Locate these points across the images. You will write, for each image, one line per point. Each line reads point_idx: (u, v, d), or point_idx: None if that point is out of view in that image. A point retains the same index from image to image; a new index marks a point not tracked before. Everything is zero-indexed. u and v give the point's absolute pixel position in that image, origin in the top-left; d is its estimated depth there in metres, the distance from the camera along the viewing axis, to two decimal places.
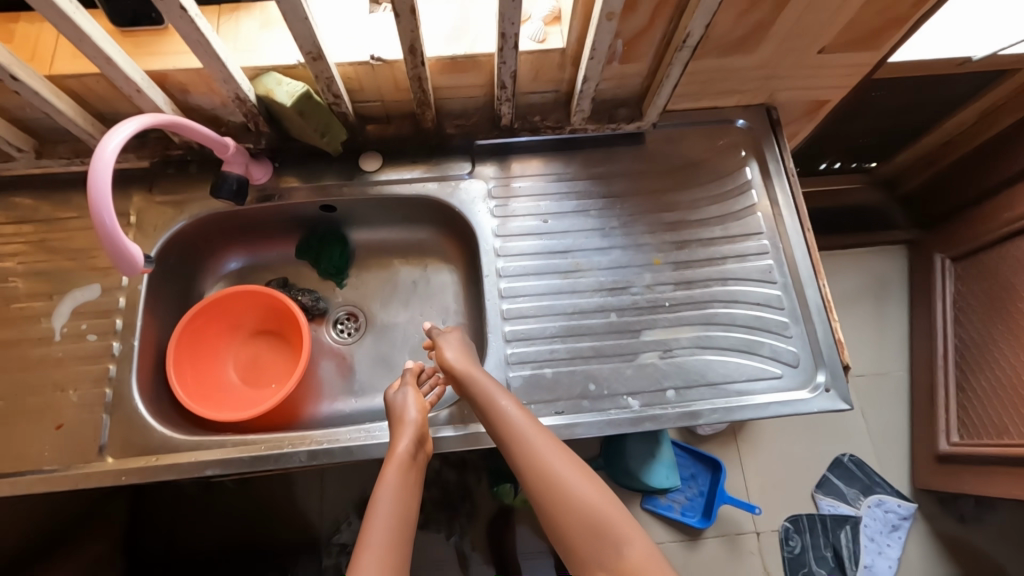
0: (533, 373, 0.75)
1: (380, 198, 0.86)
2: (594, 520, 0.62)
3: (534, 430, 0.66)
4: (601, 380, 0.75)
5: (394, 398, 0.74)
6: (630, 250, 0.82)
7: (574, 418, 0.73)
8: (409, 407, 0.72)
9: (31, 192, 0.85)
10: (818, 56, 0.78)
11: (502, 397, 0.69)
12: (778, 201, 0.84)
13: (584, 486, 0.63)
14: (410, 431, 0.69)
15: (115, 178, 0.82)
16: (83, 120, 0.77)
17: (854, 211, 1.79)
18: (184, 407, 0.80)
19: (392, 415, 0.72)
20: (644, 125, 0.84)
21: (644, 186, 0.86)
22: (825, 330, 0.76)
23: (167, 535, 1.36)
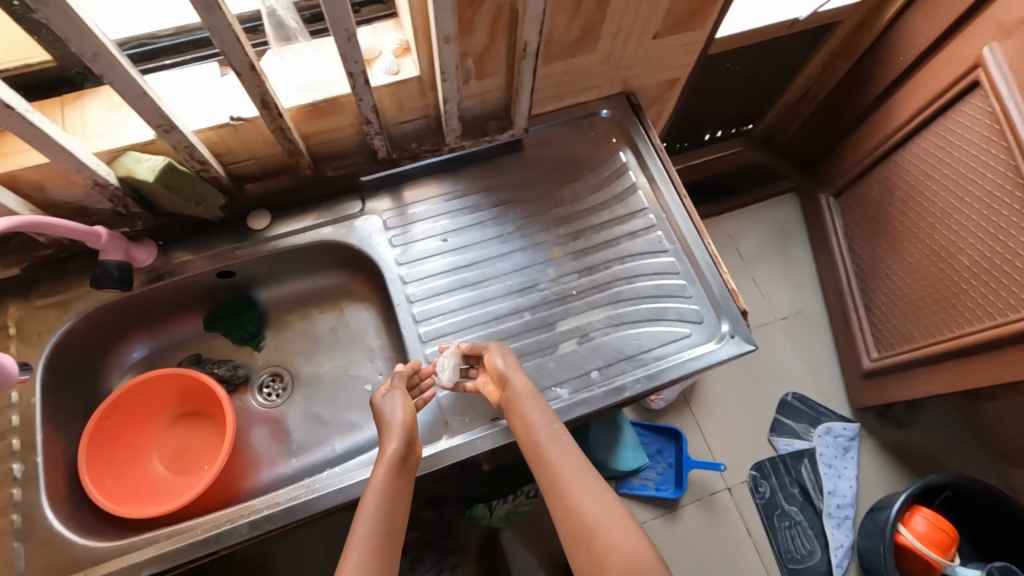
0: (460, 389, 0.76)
1: (277, 253, 0.85)
2: (605, 539, 0.63)
3: (549, 439, 0.70)
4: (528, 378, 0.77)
5: (384, 403, 0.73)
6: (530, 250, 0.86)
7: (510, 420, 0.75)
8: (395, 409, 0.72)
9: None
10: (654, 42, 0.85)
11: (528, 407, 0.71)
12: (653, 176, 0.90)
13: (586, 498, 0.66)
14: (400, 434, 0.69)
15: None
16: None
17: (745, 171, 1.93)
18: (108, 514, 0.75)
19: (381, 421, 0.72)
20: (517, 132, 0.89)
21: (531, 189, 0.91)
22: (720, 283, 0.82)
23: None
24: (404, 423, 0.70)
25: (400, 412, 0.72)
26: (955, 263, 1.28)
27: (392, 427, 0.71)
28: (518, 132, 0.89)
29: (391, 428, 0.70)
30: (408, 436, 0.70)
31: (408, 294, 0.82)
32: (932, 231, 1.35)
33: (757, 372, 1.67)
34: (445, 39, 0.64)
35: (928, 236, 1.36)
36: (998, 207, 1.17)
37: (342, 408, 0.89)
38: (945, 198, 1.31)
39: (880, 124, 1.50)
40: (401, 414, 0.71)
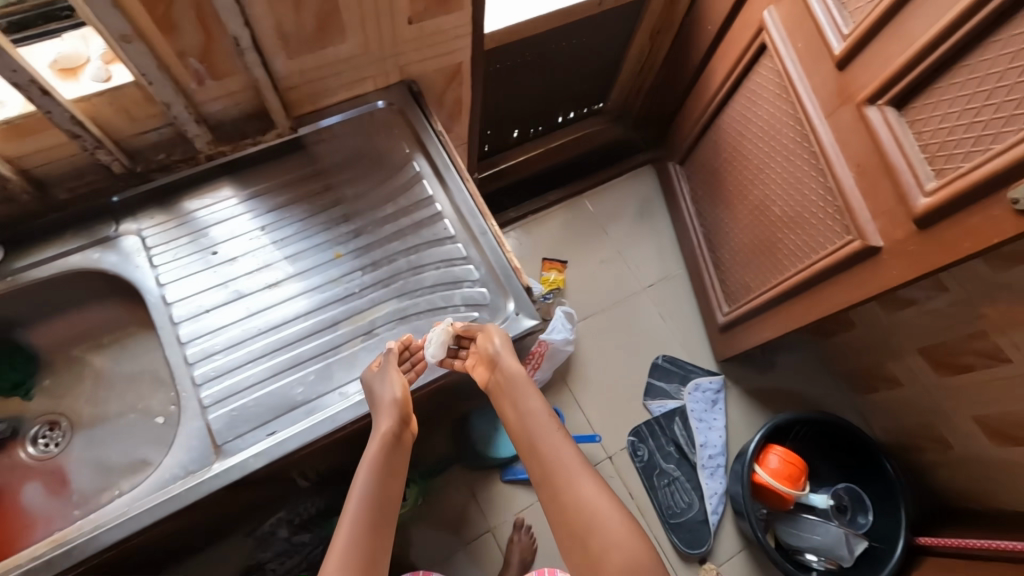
0: (233, 408, 0.72)
1: (21, 290, 0.77)
2: (598, 516, 0.81)
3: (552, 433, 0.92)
4: (309, 384, 0.74)
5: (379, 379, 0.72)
6: (311, 253, 0.83)
7: (285, 433, 0.70)
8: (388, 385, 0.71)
9: None
10: (412, 27, 0.83)
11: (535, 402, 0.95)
12: (434, 162, 0.89)
13: (587, 488, 0.84)
14: (394, 414, 0.70)
15: None
16: None
17: (604, 148, 1.98)
18: None
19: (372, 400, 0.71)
20: (283, 130, 0.87)
21: (307, 191, 0.88)
22: (504, 263, 0.83)
23: None
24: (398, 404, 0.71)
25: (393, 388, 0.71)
26: (773, 215, 1.36)
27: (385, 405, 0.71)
28: (286, 130, 0.87)
29: (383, 405, 0.70)
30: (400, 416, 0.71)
31: (173, 314, 0.77)
32: (754, 186, 1.43)
33: (629, 342, 1.73)
34: (122, 38, 0.61)
35: (751, 192, 1.44)
36: (793, 158, 1.25)
37: (129, 449, 0.82)
38: (757, 155, 1.39)
39: (704, 90, 1.58)
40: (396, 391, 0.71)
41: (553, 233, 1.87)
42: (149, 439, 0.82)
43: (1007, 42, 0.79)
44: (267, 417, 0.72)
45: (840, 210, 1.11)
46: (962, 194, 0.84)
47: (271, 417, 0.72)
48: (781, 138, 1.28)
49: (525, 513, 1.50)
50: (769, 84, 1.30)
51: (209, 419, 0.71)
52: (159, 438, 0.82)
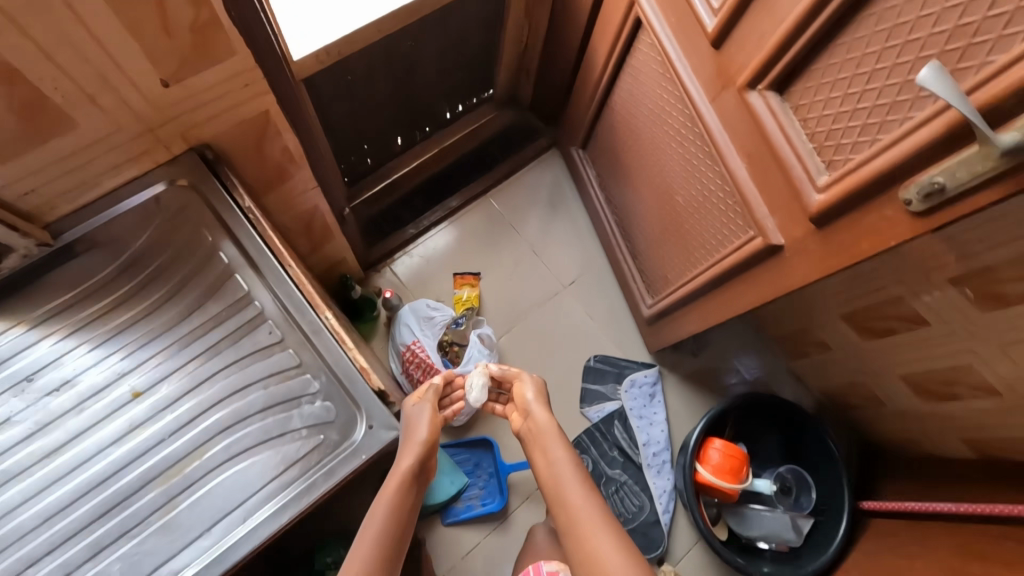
0: None
1: None
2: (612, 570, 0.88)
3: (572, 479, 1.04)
4: (135, 555, 0.70)
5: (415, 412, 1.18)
6: (111, 390, 0.76)
7: None
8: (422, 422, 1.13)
9: None
10: (167, 90, 0.66)
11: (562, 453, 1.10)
12: (249, 251, 0.81)
13: (605, 543, 0.91)
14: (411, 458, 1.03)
15: None
16: None
17: (502, 138, 1.82)
18: None
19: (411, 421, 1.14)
20: (37, 240, 0.74)
21: (89, 312, 0.78)
22: (346, 367, 0.79)
23: None
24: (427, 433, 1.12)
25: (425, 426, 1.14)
26: (676, 205, 1.27)
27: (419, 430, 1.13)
28: (33, 249, 0.75)
29: (406, 455, 1.04)
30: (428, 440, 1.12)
31: None
32: (653, 175, 1.32)
33: (558, 348, 1.63)
34: None
35: (651, 180, 1.34)
36: (684, 146, 1.14)
37: None
38: (652, 139, 1.27)
39: (590, 68, 1.43)
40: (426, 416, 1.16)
41: (461, 242, 1.71)
42: None
43: (882, 16, 0.67)
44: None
45: (739, 204, 1.01)
46: (854, 191, 0.74)
47: None
48: (670, 124, 1.17)
49: (472, 553, 1.42)
50: (649, 63, 1.17)
51: None
52: None
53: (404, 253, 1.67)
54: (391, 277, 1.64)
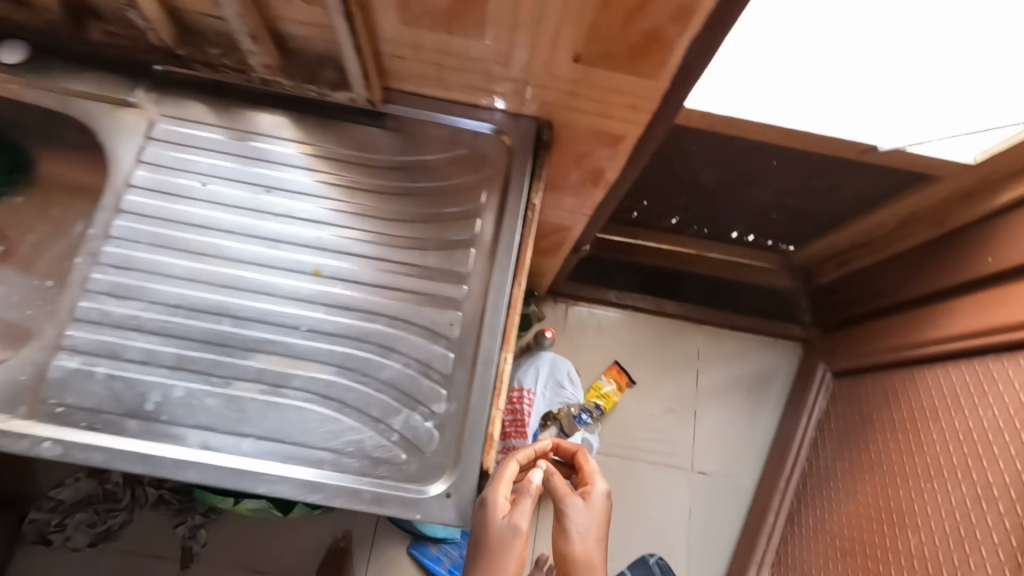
0: (27, 418, 0.55)
1: (28, 105, 0.67)
2: None
3: None
4: (96, 425, 0.55)
5: (502, 535, 0.52)
6: (293, 248, 0.64)
7: (55, 434, 0.54)
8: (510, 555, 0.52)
9: None
10: (574, 67, 0.58)
11: None
12: (500, 241, 0.64)
13: None
14: None
15: None
16: None
17: (759, 294, 1.59)
18: None
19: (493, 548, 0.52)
20: (356, 96, 0.65)
21: (321, 169, 0.68)
22: (477, 426, 0.57)
23: None
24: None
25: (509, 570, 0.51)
26: (896, 542, 0.95)
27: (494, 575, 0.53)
28: (359, 100, 0.66)
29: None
30: None
31: (104, 252, 0.61)
32: (895, 485, 1.02)
33: (633, 515, 1.39)
34: None
35: (885, 487, 1.04)
36: (987, 509, 0.83)
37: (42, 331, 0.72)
38: (922, 451, 1.00)
39: (919, 324, 1.14)
40: (524, 536, 0.52)
41: (641, 344, 1.54)
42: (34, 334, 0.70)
43: None
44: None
45: None
46: None
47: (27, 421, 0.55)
48: (1013, 524, 0.79)
49: None
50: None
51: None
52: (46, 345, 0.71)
53: (588, 307, 1.56)
54: (560, 318, 1.54)
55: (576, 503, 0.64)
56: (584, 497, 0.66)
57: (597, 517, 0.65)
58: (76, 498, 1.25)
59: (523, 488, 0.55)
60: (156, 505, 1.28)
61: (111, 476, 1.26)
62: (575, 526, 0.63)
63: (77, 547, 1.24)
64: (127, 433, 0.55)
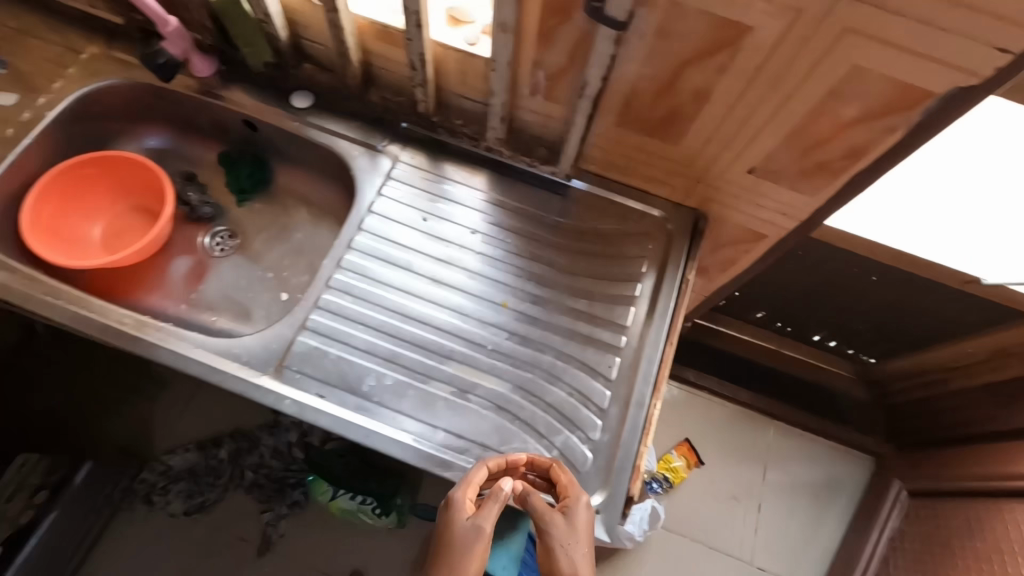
0: (276, 377, 0.69)
1: (300, 137, 0.86)
2: None
3: None
4: (326, 395, 0.68)
5: (461, 537, 0.55)
6: (487, 282, 0.78)
7: (296, 395, 0.68)
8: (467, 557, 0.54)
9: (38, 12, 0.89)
10: (748, 176, 0.72)
11: None
12: (657, 306, 0.76)
13: None
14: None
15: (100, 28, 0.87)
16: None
17: (832, 399, 1.63)
18: (30, 239, 0.80)
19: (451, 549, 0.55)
20: (558, 171, 0.81)
21: (515, 222, 0.82)
22: (627, 458, 0.67)
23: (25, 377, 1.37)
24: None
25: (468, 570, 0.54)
26: None
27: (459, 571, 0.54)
28: (559, 173, 0.81)
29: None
30: None
31: (346, 259, 0.77)
32: None
33: None
34: (500, 27, 0.59)
35: None
36: None
37: (260, 312, 0.88)
38: None
39: (1009, 457, 1.16)
40: (486, 541, 0.55)
41: (713, 427, 1.59)
42: (261, 314, 0.88)
43: None
44: (248, 352, 0.70)
45: None
46: None
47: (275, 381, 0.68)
48: None
49: None
50: None
51: (250, 340, 0.71)
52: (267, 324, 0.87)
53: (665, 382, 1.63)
54: None
55: (553, 518, 0.57)
56: (565, 514, 0.58)
57: (577, 536, 0.56)
58: (183, 468, 1.37)
59: (495, 493, 0.59)
60: (247, 490, 1.38)
61: (218, 453, 1.39)
62: (551, 543, 0.55)
63: (174, 513, 1.35)
64: (348, 406, 0.68)
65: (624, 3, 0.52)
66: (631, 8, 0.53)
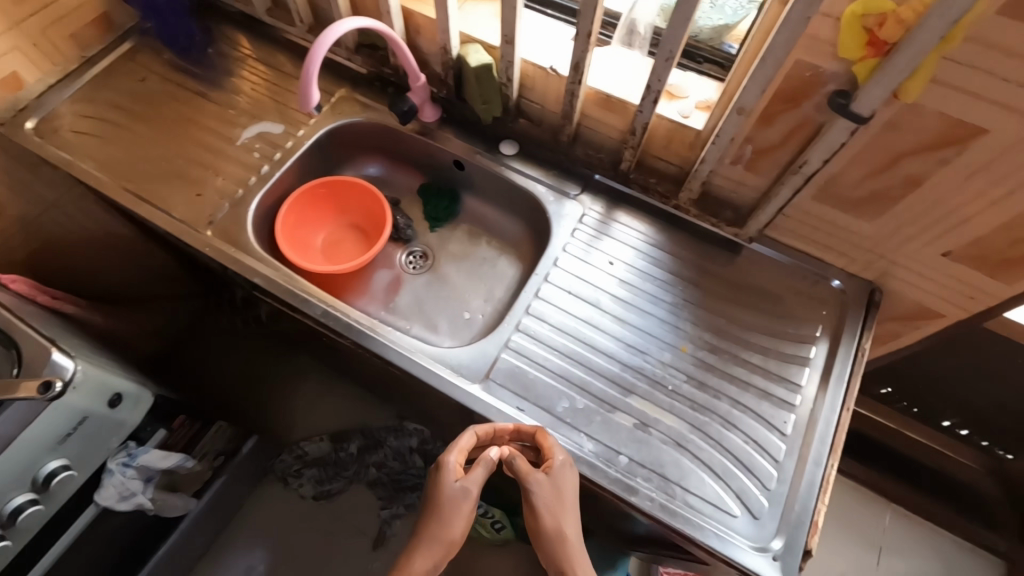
0: (484, 387, 0.78)
1: (501, 178, 0.98)
2: None
3: None
4: (525, 410, 0.77)
5: (450, 500, 0.62)
6: (667, 327, 0.84)
7: (500, 406, 0.77)
8: (457, 517, 0.61)
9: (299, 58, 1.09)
10: (942, 258, 0.75)
11: None
12: (832, 370, 0.80)
13: None
14: (458, 531, 0.61)
15: (346, 74, 1.04)
16: (350, 51, 1.02)
17: (957, 494, 1.48)
18: (279, 243, 0.97)
19: (441, 506, 0.61)
20: (741, 233, 0.88)
21: (693, 274, 0.89)
22: (804, 512, 0.70)
23: (203, 354, 1.58)
24: (455, 543, 0.60)
25: (459, 526, 0.61)
26: None
27: (447, 524, 0.60)
28: (741, 236, 0.88)
29: (444, 540, 0.60)
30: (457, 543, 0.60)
31: (542, 291, 0.86)
32: None
33: None
34: (737, 110, 0.68)
35: None
36: None
37: (444, 326, 1.00)
38: None
39: None
40: (473, 500, 0.62)
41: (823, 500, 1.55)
42: (445, 328, 0.99)
43: None
44: (459, 362, 0.81)
45: None
46: None
47: (482, 390, 0.78)
48: None
49: None
50: None
51: (461, 351, 0.81)
52: (450, 338, 0.98)
53: None
54: None
55: (538, 478, 0.63)
56: (549, 473, 0.64)
57: (559, 491, 0.63)
58: (316, 455, 1.49)
59: (480, 459, 0.64)
60: (369, 484, 1.49)
61: (346, 447, 1.50)
62: (536, 500, 0.62)
63: (304, 495, 1.48)
64: (544, 422, 0.76)
65: (873, 102, 0.59)
66: (877, 107, 0.59)
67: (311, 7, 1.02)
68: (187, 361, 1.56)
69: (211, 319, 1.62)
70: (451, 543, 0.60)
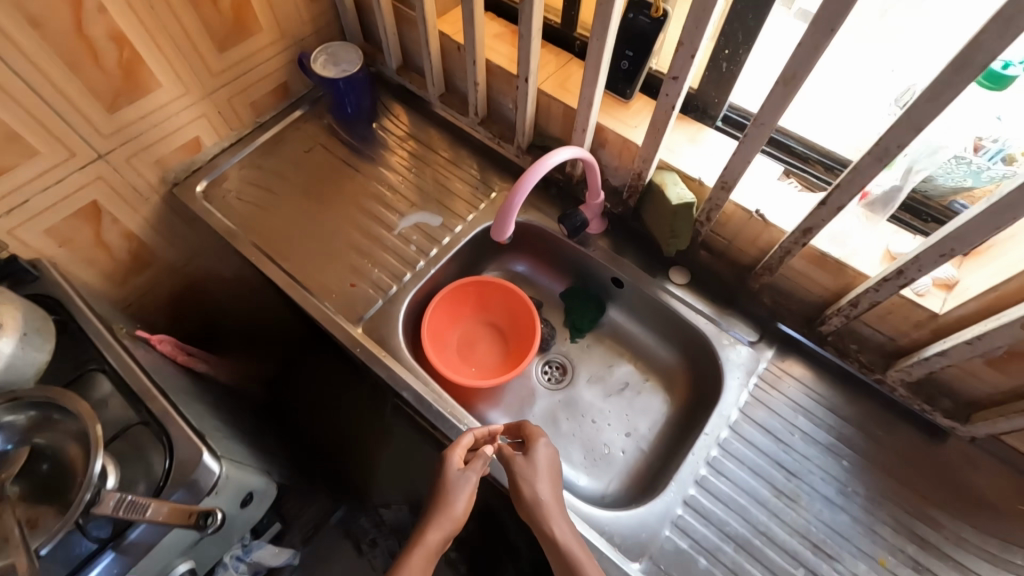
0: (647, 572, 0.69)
1: (664, 307, 0.89)
2: None
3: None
4: None
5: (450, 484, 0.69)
6: (861, 528, 0.72)
7: None
8: (459, 499, 0.68)
9: (462, 143, 1.06)
10: None
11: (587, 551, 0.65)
12: None
13: None
14: (458, 511, 0.68)
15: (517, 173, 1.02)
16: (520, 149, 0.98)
17: None
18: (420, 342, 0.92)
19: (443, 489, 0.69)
20: (959, 429, 0.75)
21: (889, 461, 0.76)
22: None
23: (306, 387, 1.51)
24: (459, 519, 0.68)
25: (460, 504, 0.68)
26: None
27: (449, 505, 0.68)
28: (960, 432, 0.75)
29: (445, 517, 0.67)
30: (460, 517, 0.68)
31: (712, 458, 0.77)
32: None
33: None
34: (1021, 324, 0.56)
35: None
36: None
37: (578, 456, 0.91)
38: None
39: None
40: (473, 484, 0.70)
41: None
42: (581, 460, 0.90)
43: None
44: (617, 533, 0.72)
45: None
46: None
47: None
48: None
49: None
50: None
51: (618, 517, 0.72)
52: (586, 472, 0.89)
53: None
54: None
55: (521, 458, 0.71)
56: (529, 455, 0.72)
57: (543, 467, 0.70)
58: (394, 523, 1.39)
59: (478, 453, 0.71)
60: None
61: None
62: (525, 477, 0.69)
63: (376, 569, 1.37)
64: None
65: None
66: None
67: (488, 99, 0.99)
68: (290, 392, 1.50)
69: (316, 352, 1.55)
70: (452, 520, 0.67)
